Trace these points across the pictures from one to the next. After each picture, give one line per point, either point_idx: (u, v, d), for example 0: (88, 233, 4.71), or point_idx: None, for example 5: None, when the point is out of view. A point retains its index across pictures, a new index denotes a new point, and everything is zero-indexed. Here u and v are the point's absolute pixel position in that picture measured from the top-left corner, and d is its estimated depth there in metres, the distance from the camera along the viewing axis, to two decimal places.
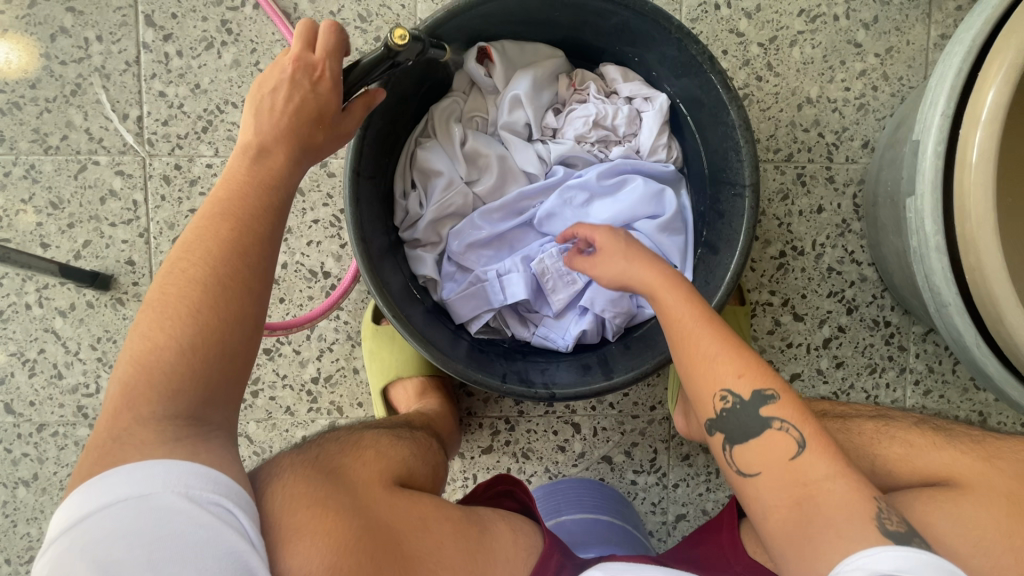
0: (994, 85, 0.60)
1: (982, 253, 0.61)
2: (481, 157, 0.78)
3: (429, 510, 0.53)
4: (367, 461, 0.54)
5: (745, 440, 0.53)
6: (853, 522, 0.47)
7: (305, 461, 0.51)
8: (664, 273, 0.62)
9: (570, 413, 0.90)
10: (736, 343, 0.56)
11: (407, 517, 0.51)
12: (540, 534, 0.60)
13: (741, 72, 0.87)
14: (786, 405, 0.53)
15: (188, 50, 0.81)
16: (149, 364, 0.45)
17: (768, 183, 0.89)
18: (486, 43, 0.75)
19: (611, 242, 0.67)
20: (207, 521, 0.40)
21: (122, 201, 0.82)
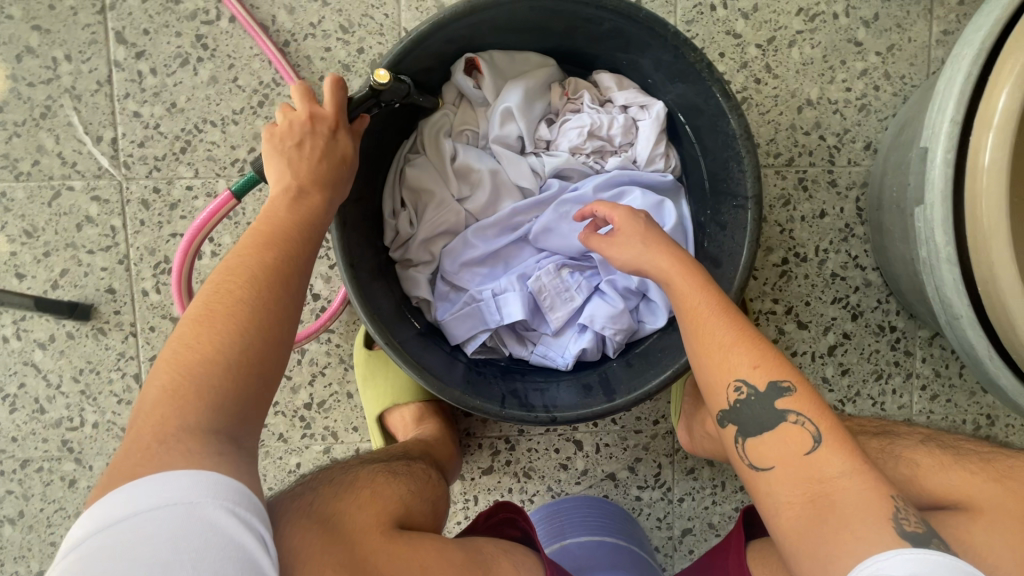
0: (1006, 88, 0.58)
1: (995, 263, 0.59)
2: (472, 172, 0.75)
3: (431, 552, 0.49)
4: (365, 504, 0.50)
5: (758, 433, 0.52)
6: (871, 521, 0.45)
7: (298, 512, 0.46)
8: (679, 260, 0.60)
9: (572, 430, 0.88)
10: (752, 333, 0.54)
11: (408, 564, 0.47)
12: (537, 562, 0.59)
13: (739, 75, 0.84)
14: (801, 399, 0.51)
15: (162, 68, 0.77)
16: (195, 377, 0.43)
17: (770, 188, 0.86)
18: (474, 53, 0.72)
19: (629, 224, 0.64)
20: (248, 541, 0.38)
21: (99, 227, 0.79)
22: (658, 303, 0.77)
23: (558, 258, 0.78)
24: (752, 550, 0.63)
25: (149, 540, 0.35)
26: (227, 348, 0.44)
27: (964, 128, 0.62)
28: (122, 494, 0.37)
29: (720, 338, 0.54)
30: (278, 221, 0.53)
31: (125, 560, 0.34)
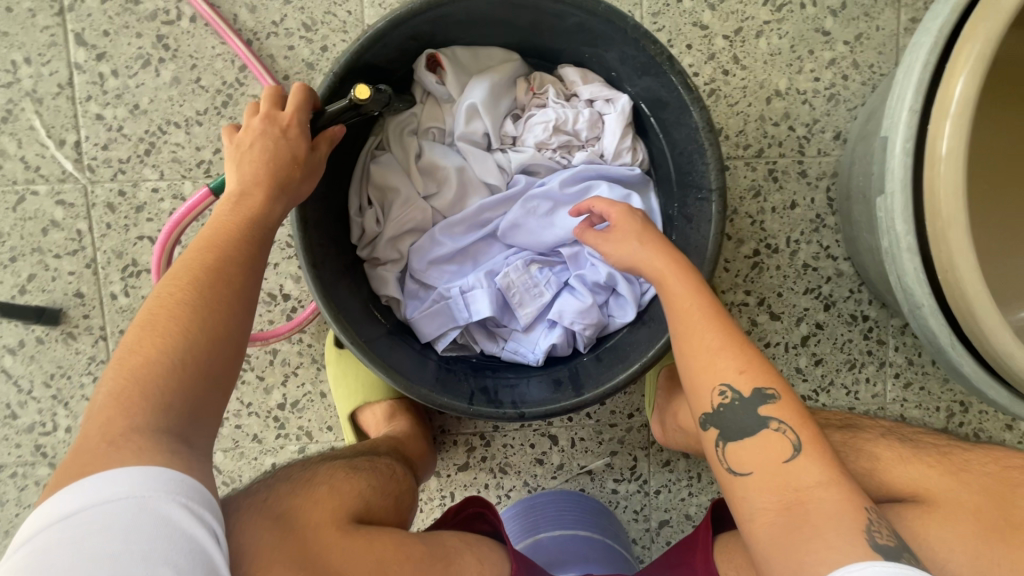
0: (962, 76, 0.57)
1: (954, 252, 0.59)
2: (438, 169, 0.75)
3: (389, 546, 0.49)
4: (320, 500, 0.50)
5: (739, 438, 0.52)
6: (845, 532, 0.45)
7: (252, 507, 0.47)
8: (675, 261, 0.59)
9: (547, 425, 0.88)
10: (741, 338, 0.54)
11: (366, 561, 0.47)
12: (505, 559, 0.58)
13: (707, 67, 0.83)
14: (784, 407, 0.51)
15: (123, 70, 0.77)
16: (141, 379, 0.43)
17: (740, 180, 0.86)
18: (436, 49, 0.71)
19: (627, 220, 0.64)
20: (198, 536, 0.39)
21: (65, 231, 0.79)
22: (627, 297, 0.77)
23: (528, 255, 0.78)
24: (717, 542, 0.63)
25: (103, 531, 0.37)
26: (171, 350, 0.45)
27: (924, 117, 0.61)
28: (71, 491, 0.38)
29: (713, 341, 0.54)
30: (221, 227, 0.52)
31: (74, 552, 0.36)
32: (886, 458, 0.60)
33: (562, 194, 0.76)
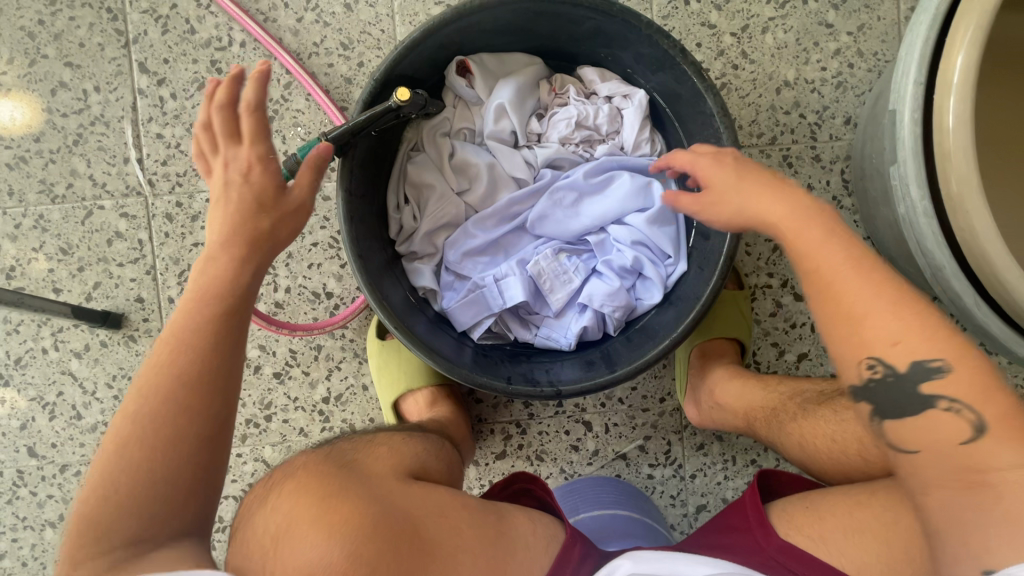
0: (963, 50, 0.61)
1: (970, 214, 0.61)
2: (469, 166, 0.80)
3: (445, 496, 0.53)
4: (381, 454, 0.55)
5: (897, 415, 0.49)
6: None
7: (315, 459, 0.53)
8: (799, 211, 0.55)
9: (580, 412, 0.90)
10: (898, 300, 0.49)
11: (421, 504, 0.51)
12: (560, 525, 0.59)
13: (717, 63, 0.88)
14: (957, 379, 0.46)
15: (181, 92, 0.84)
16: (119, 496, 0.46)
17: (756, 167, 0.89)
18: (464, 57, 0.77)
19: (721, 177, 0.61)
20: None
21: (128, 241, 0.85)
22: (653, 280, 0.80)
23: (558, 243, 0.82)
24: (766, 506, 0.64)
25: None
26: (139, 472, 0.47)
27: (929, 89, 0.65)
28: None
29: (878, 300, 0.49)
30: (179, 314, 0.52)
31: None
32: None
33: (586, 185, 0.80)
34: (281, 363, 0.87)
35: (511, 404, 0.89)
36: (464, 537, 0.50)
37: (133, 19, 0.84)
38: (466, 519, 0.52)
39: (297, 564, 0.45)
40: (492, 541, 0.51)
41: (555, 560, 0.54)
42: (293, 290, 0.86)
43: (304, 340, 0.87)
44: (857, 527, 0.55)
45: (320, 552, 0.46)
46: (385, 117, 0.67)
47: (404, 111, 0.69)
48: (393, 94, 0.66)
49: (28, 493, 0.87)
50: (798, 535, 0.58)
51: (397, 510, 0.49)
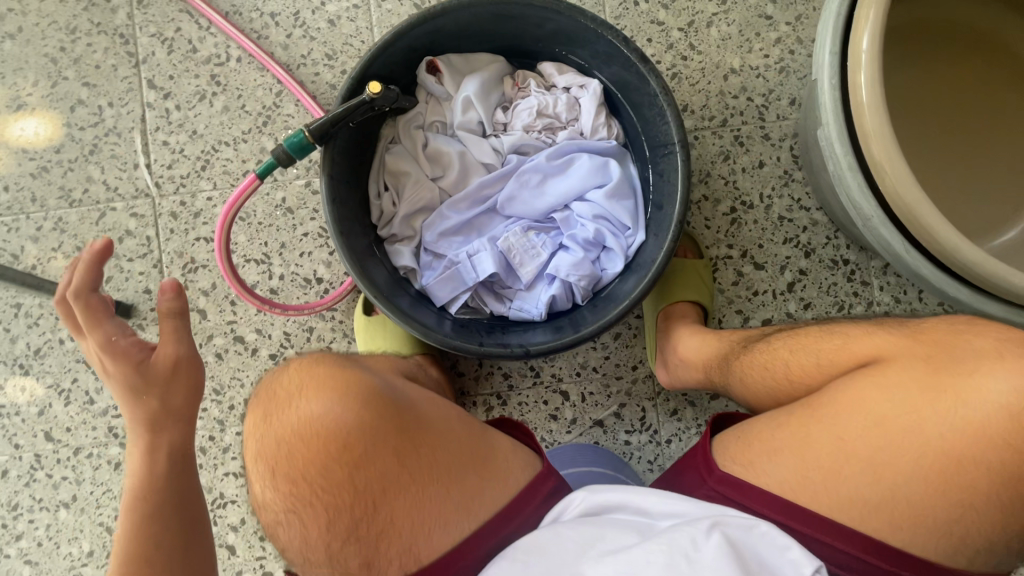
0: (863, 29, 0.68)
1: (885, 169, 0.68)
2: (442, 155, 0.88)
3: (432, 395, 0.67)
4: (380, 363, 0.70)
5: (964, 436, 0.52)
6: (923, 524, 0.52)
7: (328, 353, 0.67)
8: None
9: (557, 382, 0.95)
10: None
11: (412, 391, 0.65)
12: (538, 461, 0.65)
13: (667, 55, 0.97)
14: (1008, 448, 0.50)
15: (185, 104, 0.94)
16: None
17: (709, 148, 0.96)
18: (433, 57, 0.86)
19: None
20: None
21: (137, 238, 0.94)
22: (615, 250, 0.86)
23: (527, 221, 0.89)
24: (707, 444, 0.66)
25: None
26: None
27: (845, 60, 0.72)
28: None
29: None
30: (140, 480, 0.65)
31: None
32: (848, 335, 0.61)
33: (549, 167, 0.88)
34: (276, 345, 0.94)
35: (491, 377, 0.95)
36: (446, 418, 0.63)
37: (142, 42, 0.95)
38: (447, 409, 0.65)
39: (311, 405, 0.58)
40: (469, 427, 0.64)
41: (526, 485, 0.61)
42: (286, 277, 0.94)
43: (297, 323, 0.94)
44: (778, 452, 0.57)
45: (333, 400, 0.58)
46: (361, 110, 0.76)
47: (377, 104, 0.77)
48: (367, 89, 0.75)
49: (44, 476, 0.93)
50: (731, 463, 0.59)
51: (395, 387, 0.63)
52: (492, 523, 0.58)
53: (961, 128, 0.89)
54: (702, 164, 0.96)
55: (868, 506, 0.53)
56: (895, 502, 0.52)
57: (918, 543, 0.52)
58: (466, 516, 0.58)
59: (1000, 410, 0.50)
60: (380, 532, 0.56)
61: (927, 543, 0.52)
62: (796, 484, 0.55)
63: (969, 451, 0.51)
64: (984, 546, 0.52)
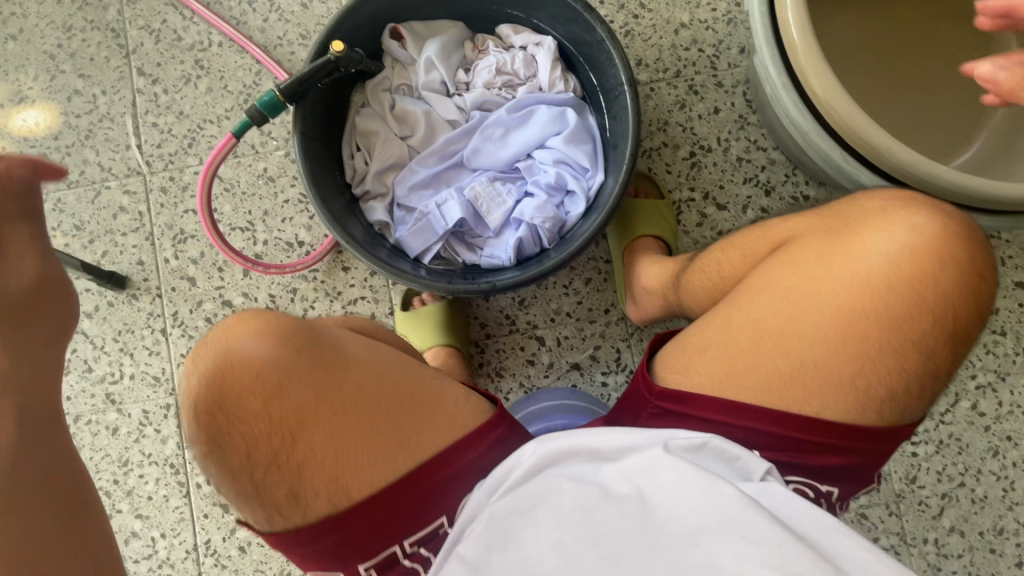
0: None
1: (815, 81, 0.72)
2: (409, 115, 0.94)
3: (375, 343, 0.70)
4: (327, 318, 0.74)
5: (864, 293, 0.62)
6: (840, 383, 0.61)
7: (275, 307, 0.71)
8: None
9: (533, 328, 0.99)
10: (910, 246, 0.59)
11: (351, 338, 0.68)
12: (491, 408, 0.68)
13: (619, 15, 1.02)
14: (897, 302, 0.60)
15: (172, 88, 1.02)
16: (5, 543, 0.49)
17: (665, 98, 1.01)
18: (396, 25, 0.93)
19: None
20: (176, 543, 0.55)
21: (130, 214, 1.00)
22: (576, 194, 0.90)
23: (492, 173, 0.94)
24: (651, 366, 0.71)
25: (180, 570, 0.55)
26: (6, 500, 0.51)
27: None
28: None
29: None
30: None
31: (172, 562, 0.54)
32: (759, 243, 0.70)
33: (509, 120, 0.93)
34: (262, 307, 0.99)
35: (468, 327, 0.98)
36: (383, 362, 0.66)
37: (132, 34, 1.03)
38: (387, 355, 0.68)
39: (246, 348, 0.62)
40: (408, 375, 0.67)
41: (468, 432, 0.64)
42: (270, 242, 0.99)
43: (281, 285, 0.99)
44: (708, 356, 0.65)
45: (265, 345, 0.62)
46: (327, 69, 0.81)
47: (342, 63, 0.83)
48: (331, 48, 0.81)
49: None
50: (675, 374, 0.67)
51: (331, 336, 0.66)
52: (424, 464, 0.62)
53: (894, 58, 0.94)
54: (659, 113, 1.01)
55: (782, 385, 0.62)
56: (803, 380, 0.62)
57: (829, 407, 0.61)
58: (400, 454, 0.62)
59: (863, 273, 0.61)
60: (315, 463, 0.61)
61: (833, 401, 0.61)
62: (724, 372, 0.64)
63: (853, 332, 0.61)
64: (888, 393, 0.61)
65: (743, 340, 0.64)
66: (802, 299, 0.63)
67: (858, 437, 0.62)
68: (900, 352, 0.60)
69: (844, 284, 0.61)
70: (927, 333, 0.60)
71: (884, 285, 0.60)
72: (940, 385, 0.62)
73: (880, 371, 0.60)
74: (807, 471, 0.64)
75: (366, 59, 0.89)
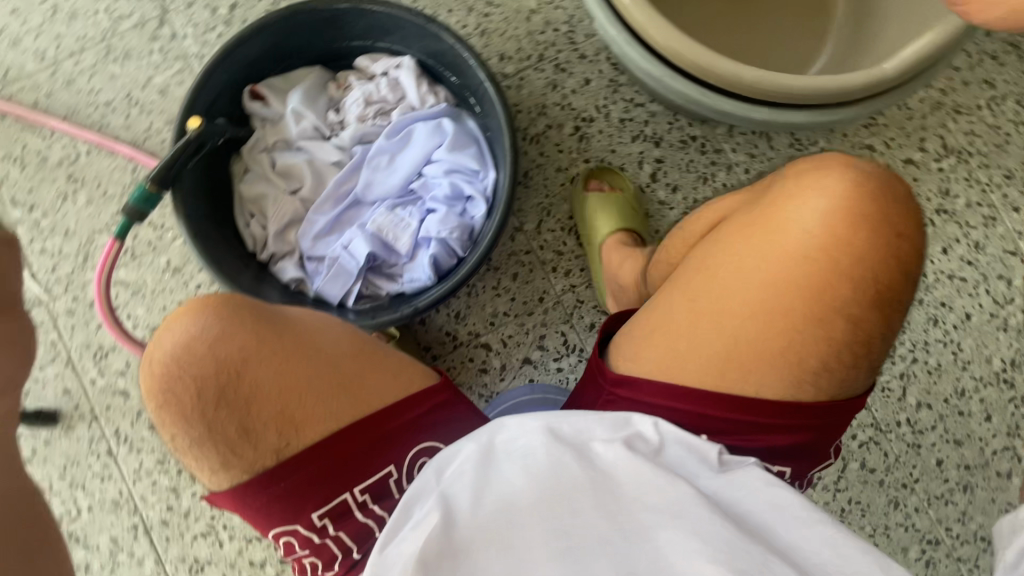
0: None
1: (648, 28, 0.75)
2: (292, 168, 0.93)
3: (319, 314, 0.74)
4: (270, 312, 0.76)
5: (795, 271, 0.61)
6: (771, 368, 0.62)
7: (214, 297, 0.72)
8: None
9: (476, 337, 0.99)
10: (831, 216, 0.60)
11: (297, 311, 0.71)
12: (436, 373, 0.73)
13: (470, 18, 1.05)
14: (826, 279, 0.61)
15: (51, 209, 0.99)
16: None
17: (536, 83, 1.03)
18: (253, 86, 0.93)
19: None
20: None
21: (42, 346, 0.97)
22: (475, 196, 0.91)
23: (390, 200, 0.94)
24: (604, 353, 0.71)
25: None
26: None
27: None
28: None
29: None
30: None
31: None
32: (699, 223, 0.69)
33: (391, 146, 0.94)
34: None
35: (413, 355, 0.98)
36: (327, 327, 0.70)
37: None
38: (331, 322, 0.72)
39: (184, 329, 0.63)
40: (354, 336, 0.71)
41: (416, 389, 0.68)
42: None
43: None
44: (653, 344, 0.65)
45: (203, 321, 0.63)
46: (192, 147, 0.81)
47: (206, 138, 0.83)
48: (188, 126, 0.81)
49: None
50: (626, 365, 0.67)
51: (275, 309, 0.69)
52: (374, 413, 0.66)
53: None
54: (535, 99, 1.03)
55: (721, 367, 0.63)
56: (741, 359, 0.62)
57: (766, 386, 0.62)
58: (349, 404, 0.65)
59: (804, 236, 0.60)
60: (265, 423, 0.63)
61: (771, 380, 0.62)
62: (667, 360, 0.64)
63: (781, 306, 0.61)
64: (819, 367, 0.61)
65: (685, 320, 0.64)
66: (744, 271, 0.62)
67: (798, 413, 0.62)
68: (847, 312, 0.60)
69: (786, 249, 0.61)
70: (851, 301, 0.60)
71: (825, 246, 0.60)
72: (876, 351, 0.62)
73: (830, 334, 0.61)
74: (767, 453, 0.64)
75: (230, 128, 0.89)
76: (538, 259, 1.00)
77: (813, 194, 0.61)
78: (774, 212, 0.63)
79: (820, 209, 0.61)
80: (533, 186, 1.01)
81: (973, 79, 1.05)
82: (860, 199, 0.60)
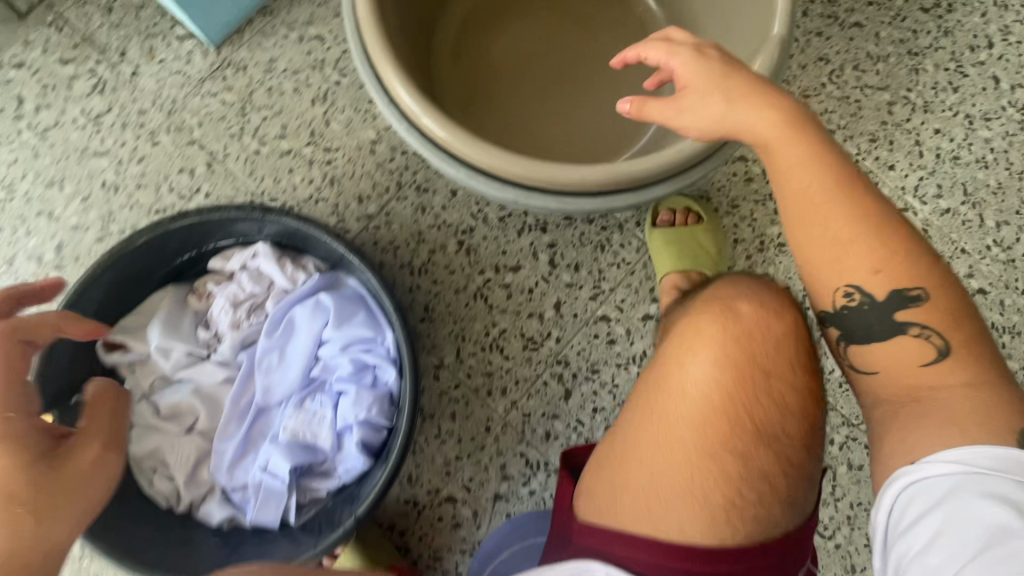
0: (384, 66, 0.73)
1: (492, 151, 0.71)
2: (179, 405, 0.85)
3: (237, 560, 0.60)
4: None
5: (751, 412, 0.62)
6: (739, 520, 0.60)
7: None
8: (788, 117, 0.64)
9: (437, 493, 0.92)
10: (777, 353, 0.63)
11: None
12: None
13: (314, 171, 0.99)
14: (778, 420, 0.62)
15: None
16: None
17: (404, 213, 0.99)
18: (104, 337, 0.84)
19: (707, 76, 0.65)
20: None
21: None
22: (380, 363, 0.86)
23: (295, 396, 0.87)
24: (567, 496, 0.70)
25: None
26: None
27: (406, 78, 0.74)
28: None
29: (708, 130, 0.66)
30: None
31: None
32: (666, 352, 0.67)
33: (276, 341, 0.87)
34: None
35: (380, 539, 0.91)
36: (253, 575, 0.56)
37: None
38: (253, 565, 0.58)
39: None
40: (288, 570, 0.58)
41: None
42: None
43: None
44: (629, 489, 0.61)
45: None
46: None
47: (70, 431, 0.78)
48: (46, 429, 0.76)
49: None
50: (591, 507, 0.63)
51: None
52: None
53: (559, 62, 1.01)
54: (409, 229, 0.98)
55: (694, 518, 0.60)
56: (711, 509, 0.60)
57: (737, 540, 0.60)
58: None
59: (704, 392, 0.62)
60: None
61: (742, 532, 0.60)
62: (643, 507, 0.60)
63: (744, 450, 0.61)
64: (778, 513, 0.61)
65: (662, 466, 0.61)
66: (661, 431, 0.62)
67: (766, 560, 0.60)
68: (769, 452, 0.61)
69: (694, 410, 0.62)
70: (797, 443, 0.62)
71: (729, 388, 0.62)
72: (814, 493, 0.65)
73: (756, 479, 0.61)
74: None
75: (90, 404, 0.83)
76: (470, 389, 0.95)
77: (704, 345, 0.64)
78: (672, 370, 0.65)
79: (714, 361, 0.63)
80: (438, 318, 0.96)
81: (805, 62, 1.08)
82: (749, 333, 0.63)
